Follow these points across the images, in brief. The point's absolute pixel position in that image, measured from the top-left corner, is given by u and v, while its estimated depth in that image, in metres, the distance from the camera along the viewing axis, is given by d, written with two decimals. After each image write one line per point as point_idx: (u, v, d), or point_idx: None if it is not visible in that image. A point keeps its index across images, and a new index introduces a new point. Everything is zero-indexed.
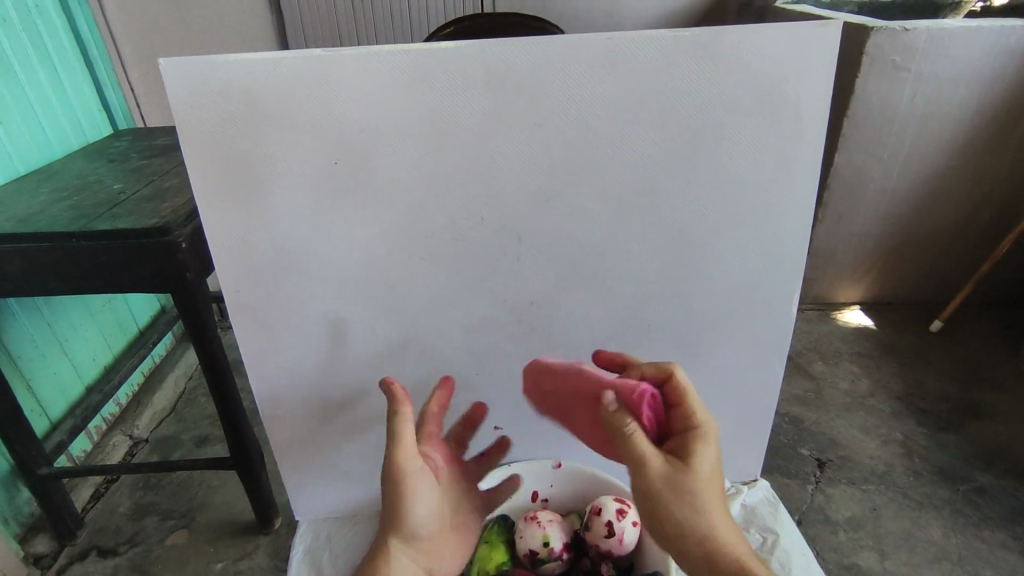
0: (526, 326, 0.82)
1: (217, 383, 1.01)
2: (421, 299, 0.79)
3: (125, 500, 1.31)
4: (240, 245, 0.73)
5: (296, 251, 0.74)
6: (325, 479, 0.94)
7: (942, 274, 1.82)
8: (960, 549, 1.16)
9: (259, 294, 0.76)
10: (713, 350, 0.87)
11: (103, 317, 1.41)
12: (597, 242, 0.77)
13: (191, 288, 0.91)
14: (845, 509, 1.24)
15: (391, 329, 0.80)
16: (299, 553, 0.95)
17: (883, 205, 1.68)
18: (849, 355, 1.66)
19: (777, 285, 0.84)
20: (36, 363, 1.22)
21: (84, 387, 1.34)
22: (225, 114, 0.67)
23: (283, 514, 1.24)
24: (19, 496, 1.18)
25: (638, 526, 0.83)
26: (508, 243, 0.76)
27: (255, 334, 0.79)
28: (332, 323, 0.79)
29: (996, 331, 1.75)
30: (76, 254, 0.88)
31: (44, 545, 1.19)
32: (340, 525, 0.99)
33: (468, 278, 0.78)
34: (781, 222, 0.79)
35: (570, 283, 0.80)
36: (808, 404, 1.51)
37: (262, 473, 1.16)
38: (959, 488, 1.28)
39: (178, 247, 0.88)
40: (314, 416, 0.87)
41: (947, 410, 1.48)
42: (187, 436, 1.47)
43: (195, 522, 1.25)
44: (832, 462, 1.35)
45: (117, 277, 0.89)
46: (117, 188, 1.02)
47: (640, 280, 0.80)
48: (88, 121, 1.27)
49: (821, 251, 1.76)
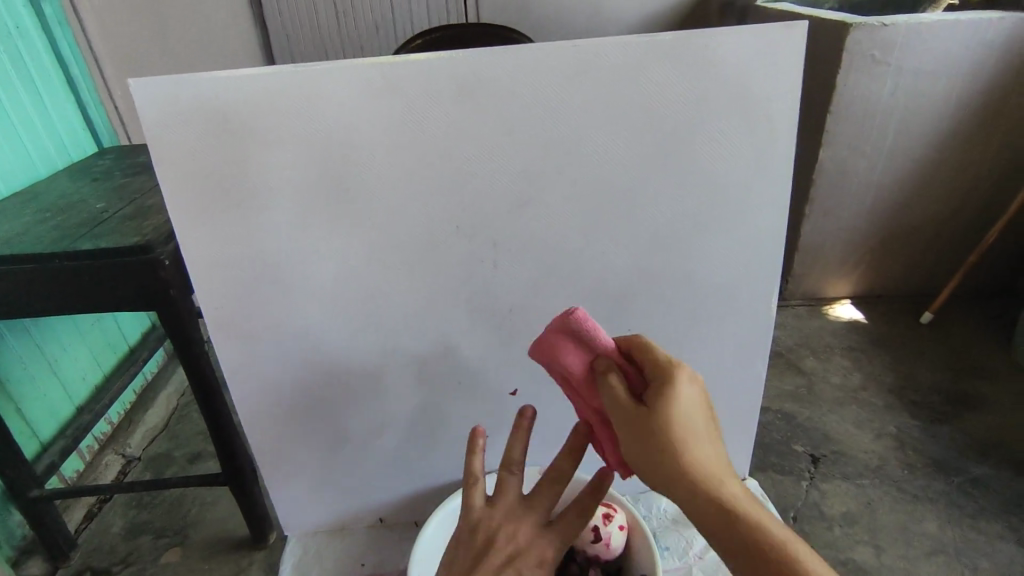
0: (510, 332, 0.82)
1: (205, 399, 1.02)
2: (404, 307, 0.78)
3: (119, 519, 1.30)
4: (219, 263, 0.73)
5: (276, 267, 0.74)
6: (316, 493, 0.94)
7: (931, 266, 1.83)
8: (955, 540, 1.17)
9: (238, 310, 0.76)
10: (696, 349, 0.87)
11: (92, 335, 1.40)
12: (576, 249, 0.77)
13: (175, 305, 0.91)
14: (840, 504, 1.25)
15: (373, 341, 0.80)
16: (288, 568, 0.94)
17: (868, 197, 1.69)
18: (840, 349, 1.67)
19: (758, 284, 0.84)
20: (24, 385, 1.22)
21: (74, 407, 1.34)
22: (200, 131, 0.67)
23: (277, 529, 1.25)
24: (11, 519, 1.17)
25: (626, 529, 0.75)
26: (487, 250, 0.76)
27: (236, 351, 0.79)
28: (314, 337, 0.79)
29: (986, 322, 1.76)
30: (59, 275, 0.89)
31: (38, 567, 1.19)
32: (330, 539, 0.98)
33: (450, 288, 0.78)
34: (758, 220, 0.79)
35: (553, 289, 0.80)
36: (800, 399, 1.51)
37: (255, 488, 1.16)
38: (953, 479, 1.29)
39: (161, 264, 0.88)
40: (302, 432, 0.87)
41: (939, 401, 1.49)
42: (180, 452, 1.48)
43: (189, 539, 1.25)
44: (825, 457, 1.35)
45: (101, 297, 0.90)
46: (100, 207, 1.02)
47: (622, 280, 0.81)
48: (71, 140, 1.27)
49: (808, 247, 1.77)
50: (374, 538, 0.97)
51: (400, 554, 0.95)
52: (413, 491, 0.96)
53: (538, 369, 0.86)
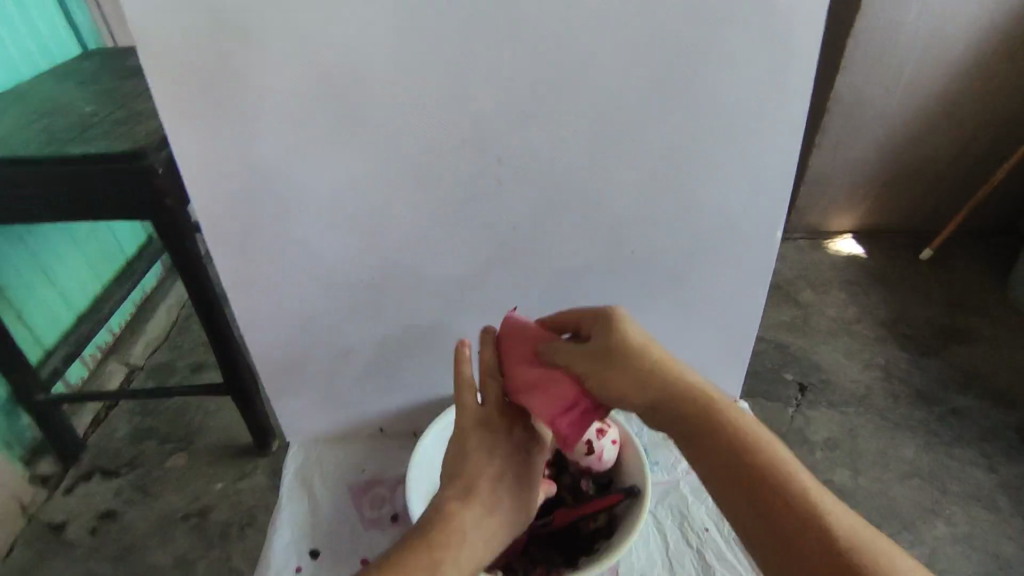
0: (511, 251, 0.82)
1: (206, 310, 1.02)
2: (404, 222, 0.77)
3: (124, 425, 1.35)
4: (215, 172, 0.71)
5: (273, 177, 0.72)
6: (316, 404, 0.95)
7: (939, 201, 1.80)
8: (930, 466, 1.23)
9: (234, 221, 0.75)
10: (697, 273, 0.87)
11: (89, 246, 1.39)
12: (581, 166, 0.75)
13: (171, 215, 0.90)
14: (823, 430, 1.29)
15: (372, 255, 0.80)
16: (291, 469, 0.95)
17: (882, 128, 1.64)
18: (838, 283, 1.67)
19: (764, 210, 0.82)
20: (23, 294, 1.22)
21: (75, 317, 1.35)
22: (188, 29, 0.63)
23: (280, 437, 1.29)
24: (20, 422, 1.20)
25: (618, 444, 0.75)
26: (490, 165, 0.74)
27: (234, 262, 0.78)
28: (313, 250, 0.78)
29: (986, 259, 1.75)
30: (53, 180, 0.87)
31: (49, 467, 1.23)
32: (331, 446, 0.98)
33: (452, 204, 0.76)
34: (771, 144, 0.76)
35: (556, 208, 0.78)
36: (794, 330, 1.53)
37: (257, 399, 1.19)
38: (934, 410, 1.33)
39: (154, 172, 0.87)
40: (302, 346, 0.88)
41: (931, 336, 1.51)
42: (182, 362, 1.51)
43: (194, 445, 1.30)
44: (813, 386, 1.39)
45: (97, 204, 0.89)
46: (88, 111, 0.98)
47: (627, 202, 0.79)
48: (53, 39, 1.21)
49: (815, 178, 1.74)
50: (374, 446, 0.99)
51: (400, 462, 0.98)
52: (411, 405, 0.98)
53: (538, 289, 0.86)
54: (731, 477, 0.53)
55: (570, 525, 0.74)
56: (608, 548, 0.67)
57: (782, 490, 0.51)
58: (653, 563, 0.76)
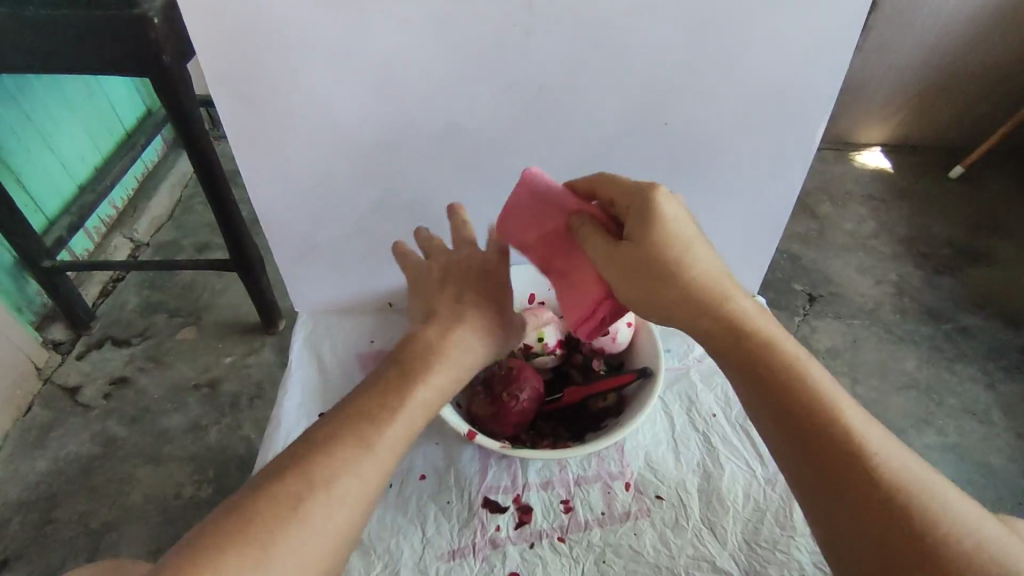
0: (534, 129, 0.76)
1: (209, 181, 0.98)
2: (422, 87, 0.71)
3: (133, 297, 1.35)
4: (210, 13, 0.64)
5: (276, 22, 0.65)
6: (322, 281, 0.94)
7: (979, 116, 1.70)
8: (928, 380, 1.24)
9: (235, 75, 0.69)
10: (729, 166, 0.81)
11: (85, 113, 1.33)
12: (616, 34, 0.68)
13: (170, 74, 0.84)
14: (827, 340, 1.30)
15: (383, 123, 0.74)
16: (300, 339, 0.95)
17: (933, 29, 1.52)
18: (860, 197, 1.62)
19: (812, 99, 0.74)
20: (19, 157, 1.18)
21: (77, 186, 1.31)
22: None
23: (287, 317, 1.29)
24: (27, 287, 1.22)
25: (631, 326, 0.76)
26: (517, 24, 0.67)
27: (238, 122, 0.73)
28: (320, 113, 0.73)
29: (1017, 182, 1.68)
30: (44, 26, 0.81)
31: (61, 333, 1.27)
32: (341, 317, 0.99)
33: (472, 68, 0.70)
34: (835, 20, 0.67)
35: (584, 81, 0.72)
36: (809, 242, 1.49)
37: (263, 279, 1.18)
38: (941, 327, 1.33)
39: (150, 23, 0.80)
40: (309, 220, 0.85)
41: (948, 255, 1.48)
42: (187, 242, 1.48)
43: (201, 320, 1.31)
44: (822, 297, 1.37)
45: (91, 57, 0.83)
46: None
47: (665, 78, 0.72)
48: None
49: (852, 82, 1.63)
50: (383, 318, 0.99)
51: None
52: None
53: (557, 173, 0.81)
54: (761, 386, 0.50)
55: (579, 402, 0.75)
56: (619, 423, 0.68)
57: (806, 410, 0.48)
58: (658, 441, 0.78)
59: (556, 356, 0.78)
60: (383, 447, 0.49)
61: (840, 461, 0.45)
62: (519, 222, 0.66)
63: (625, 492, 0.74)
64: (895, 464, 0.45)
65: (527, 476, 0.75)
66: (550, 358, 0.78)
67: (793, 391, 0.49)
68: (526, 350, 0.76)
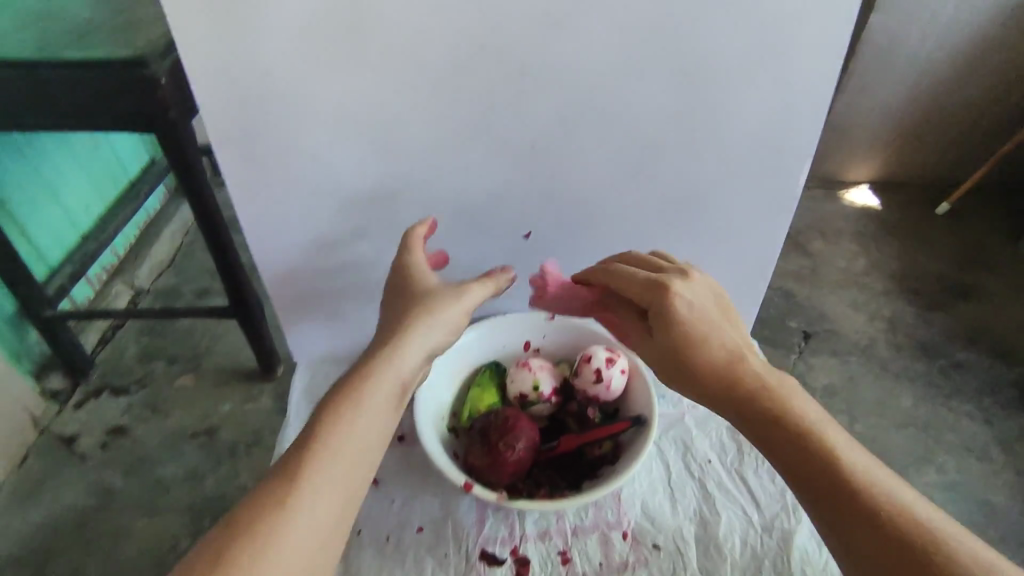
0: (528, 180, 0.79)
1: (211, 230, 1.00)
2: (419, 142, 0.74)
3: (133, 345, 1.36)
4: (220, 75, 0.68)
5: (281, 83, 0.69)
6: (321, 329, 0.95)
7: (963, 154, 1.75)
8: (926, 416, 1.24)
9: (241, 133, 0.72)
10: (717, 211, 0.84)
11: (90, 164, 1.36)
12: (604, 91, 0.71)
13: (175, 130, 0.87)
14: (824, 377, 1.30)
15: (382, 177, 0.77)
16: (299, 390, 0.95)
17: (912, 73, 1.57)
18: (851, 234, 1.65)
19: (793, 147, 0.78)
20: (25, 209, 1.21)
21: (79, 235, 1.34)
22: None
23: (285, 362, 1.30)
24: (27, 336, 1.22)
25: (627, 373, 0.77)
26: (509, 84, 0.70)
27: (242, 178, 0.76)
28: (321, 169, 0.76)
29: (1004, 217, 1.72)
30: (54, 87, 0.84)
31: (60, 382, 1.26)
32: (338, 366, 0.99)
33: (468, 125, 0.73)
34: (810, 76, 0.71)
35: (577, 135, 0.75)
36: (802, 279, 1.52)
37: (263, 325, 1.19)
38: (936, 363, 1.33)
39: (157, 83, 0.83)
40: (310, 270, 0.87)
41: (940, 291, 1.50)
42: (188, 287, 1.50)
43: (201, 367, 1.31)
44: (818, 334, 1.39)
45: (99, 114, 0.86)
46: (85, 16, 0.94)
47: (652, 131, 0.76)
48: None
49: (837, 124, 1.68)
50: None
51: None
52: None
53: (552, 220, 0.83)
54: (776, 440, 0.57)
55: (576, 450, 0.75)
56: (614, 471, 0.69)
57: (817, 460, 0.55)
58: (654, 489, 0.78)
59: (552, 404, 0.78)
60: (325, 480, 0.53)
61: (848, 505, 0.52)
62: (566, 293, 0.75)
63: (623, 542, 0.74)
64: (899, 505, 0.51)
65: (525, 527, 0.75)
66: (547, 406, 0.78)
67: (809, 440, 0.55)
68: (521, 399, 0.77)
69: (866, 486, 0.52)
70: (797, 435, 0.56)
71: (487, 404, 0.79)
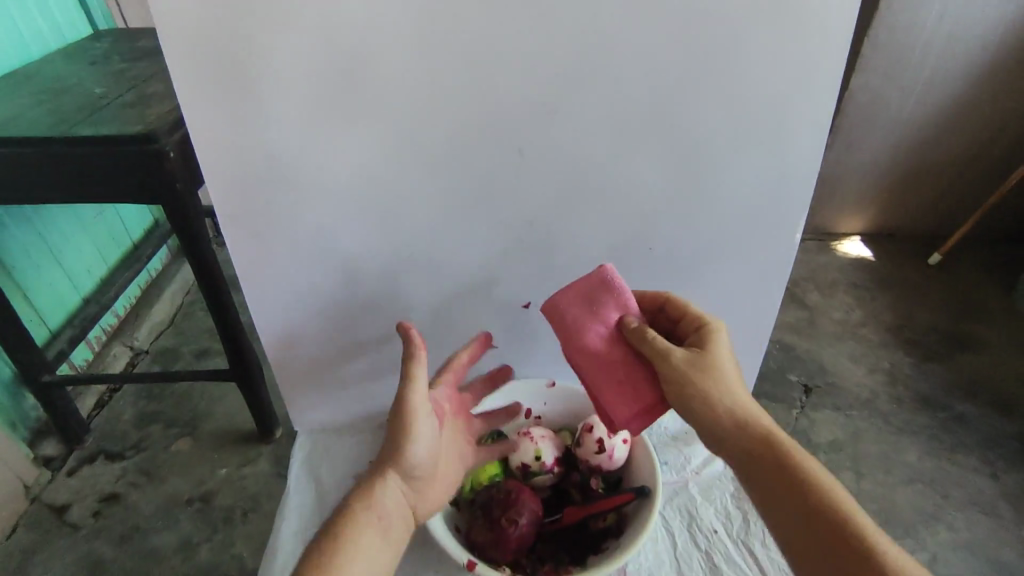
0: (526, 246, 0.81)
1: (214, 296, 1.01)
2: (421, 212, 0.77)
3: (129, 408, 1.35)
4: (231, 155, 0.71)
5: (289, 161, 0.72)
6: (321, 393, 0.95)
7: (950, 206, 1.79)
8: (932, 472, 1.23)
9: (249, 206, 0.75)
10: (710, 271, 0.86)
11: (95, 228, 1.39)
12: (599, 162, 0.75)
13: (181, 199, 0.89)
14: (827, 433, 1.29)
15: (384, 245, 0.79)
16: (298, 460, 0.97)
17: (895, 130, 1.63)
18: (845, 286, 1.67)
19: (782, 209, 0.81)
20: (30, 274, 1.22)
21: (81, 299, 1.35)
22: (207, 7, 0.62)
23: (283, 425, 1.29)
24: (24, 402, 1.22)
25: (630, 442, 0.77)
26: (508, 157, 0.73)
27: (247, 248, 0.78)
28: (324, 238, 0.78)
29: (995, 267, 1.74)
30: (64, 162, 0.87)
31: (53, 448, 1.25)
32: (339, 438, 1.00)
33: (467, 195, 0.76)
34: (792, 144, 0.75)
35: (573, 203, 0.78)
36: (800, 331, 1.52)
37: (263, 387, 1.19)
38: (938, 416, 1.33)
39: (165, 156, 0.86)
40: (310, 335, 0.87)
41: (937, 342, 1.50)
42: (187, 348, 1.50)
43: (198, 430, 1.30)
44: (818, 388, 1.38)
45: (107, 187, 0.88)
46: (99, 93, 0.98)
47: (646, 198, 0.78)
48: (64, 20, 1.22)
49: (826, 179, 1.73)
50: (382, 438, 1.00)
51: None
52: None
53: (551, 284, 0.85)
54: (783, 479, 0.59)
55: (579, 523, 0.74)
56: (620, 546, 0.68)
57: (824, 504, 0.57)
58: (661, 562, 0.76)
59: (554, 474, 0.78)
60: None
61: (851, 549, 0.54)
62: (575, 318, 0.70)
63: None
64: (896, 556, 0.54)
65: None
66: (549, 477, 0.78)
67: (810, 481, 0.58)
68: (523, 469, 0.77)
69: (860, 530, 0.55)
70: (795, 472, 0.59)
71: (488, 475, 0.77)
